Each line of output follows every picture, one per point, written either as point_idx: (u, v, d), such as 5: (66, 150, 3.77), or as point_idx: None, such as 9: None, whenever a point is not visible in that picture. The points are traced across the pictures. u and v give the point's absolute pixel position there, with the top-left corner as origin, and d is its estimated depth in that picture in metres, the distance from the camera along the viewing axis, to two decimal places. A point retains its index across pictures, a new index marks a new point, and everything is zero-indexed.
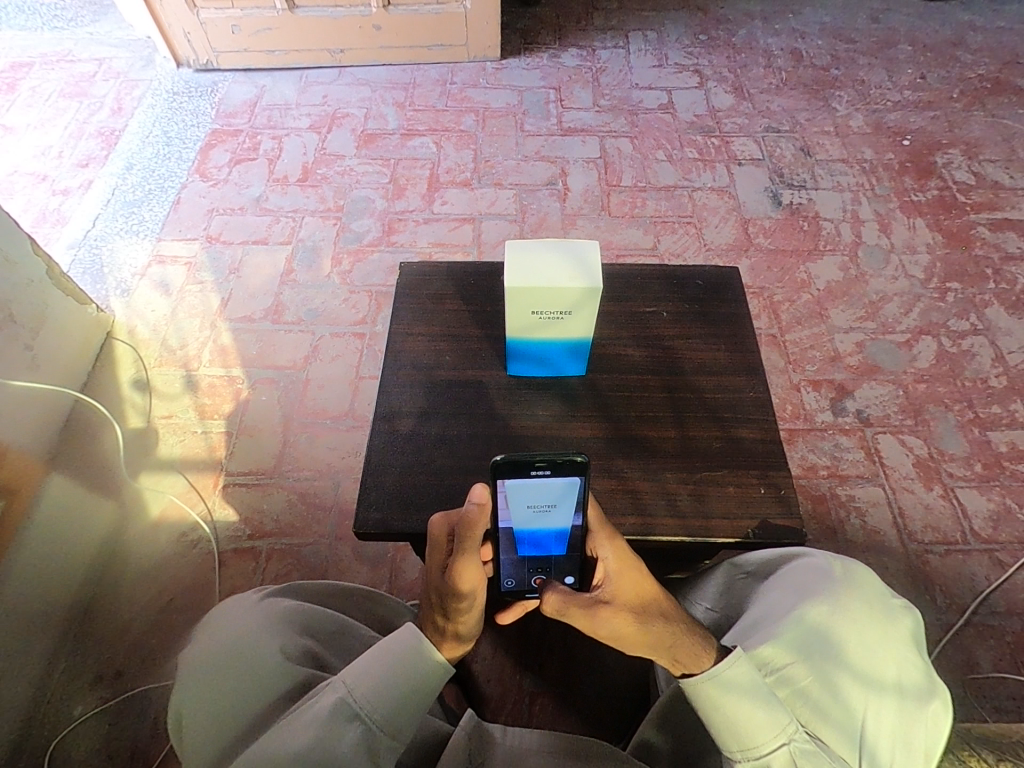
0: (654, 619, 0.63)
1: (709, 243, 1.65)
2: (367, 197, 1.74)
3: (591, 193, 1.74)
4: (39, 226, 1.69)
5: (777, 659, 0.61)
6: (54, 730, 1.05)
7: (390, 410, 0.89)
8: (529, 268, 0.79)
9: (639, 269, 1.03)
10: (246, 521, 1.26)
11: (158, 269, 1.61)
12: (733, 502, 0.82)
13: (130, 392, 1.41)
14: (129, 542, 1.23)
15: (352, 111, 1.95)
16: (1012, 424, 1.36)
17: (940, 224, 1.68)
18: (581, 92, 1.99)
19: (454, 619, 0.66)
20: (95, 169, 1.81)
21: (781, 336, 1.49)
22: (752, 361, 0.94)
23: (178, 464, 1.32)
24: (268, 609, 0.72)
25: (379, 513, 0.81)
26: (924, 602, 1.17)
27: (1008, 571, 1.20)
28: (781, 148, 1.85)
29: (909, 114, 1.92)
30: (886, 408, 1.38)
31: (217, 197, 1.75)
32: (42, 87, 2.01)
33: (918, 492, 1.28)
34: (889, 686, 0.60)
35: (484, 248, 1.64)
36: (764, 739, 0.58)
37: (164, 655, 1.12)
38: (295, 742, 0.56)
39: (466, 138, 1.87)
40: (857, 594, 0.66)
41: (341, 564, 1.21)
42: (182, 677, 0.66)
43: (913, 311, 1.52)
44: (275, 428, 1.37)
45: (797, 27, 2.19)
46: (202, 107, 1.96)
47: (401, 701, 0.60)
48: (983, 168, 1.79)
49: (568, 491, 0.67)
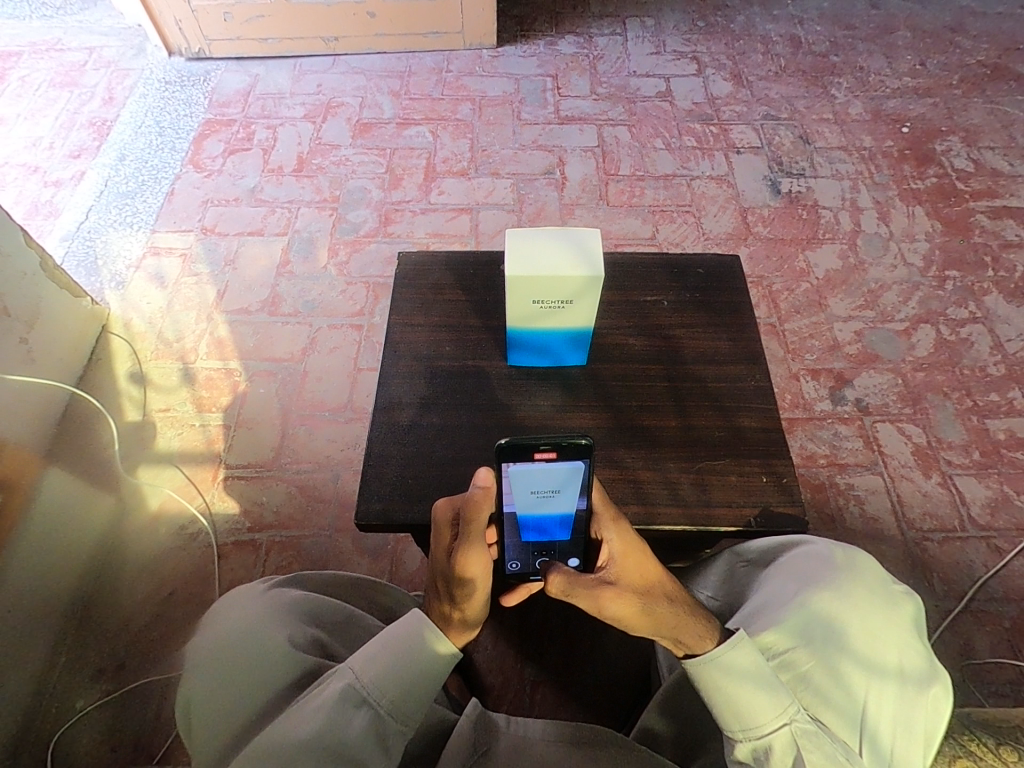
0: (658, 601, 0.64)
1: (708, 232, 1.65)
2: (363, 188, 1.73)
3: (589, 183, 1.73)
4: (31, 219, 1.67)
5: (779, 644, 0.62)
6: (55, 724, 1.05)
7: (389, 402, 0.88)
8: (530, 257, 0.78)
9: (640, 258, 1.02)
10: (245, 514, 1.26)
11: (153, 261, 1.60)
12: (735, 491, 0.82)
13: (126, 386, 1.40)
14: (129, 535, 1.23)
15: (347, 100, 1.93)
16: (1011, 412, 1.37)
17: (939, 212, 1.68)
18: (578, 79, 1.98)
19: (459, 605, 0.65)
20: (87, 160, 1.79)
21: (780, 325, 1.49)
22: (755, 349, 0.93)
23: (176, 457, 1.32)
24: (274, 598, 0.71)
25: (381, 503, 0.81)
26: (923, 589, 1.17)
27: (1007, 557, 1.20)
28: (780, 136, 1.84)
29: (908, 101, 1.91)
30: (886, 397, 1.38)
31: (211, 188, 1.73)
32: (31, 77, 1.98)
33: (918, 481, 1.29)
34: (888, 669, 0.60)
35: (481, 239, 1.63)
36: (766, 720, 0.58)
37: (165, 647, 1.12)
38: (303, 728, 0.56)
39: (463, 127, 1.85)
40: (858, 581, 0.66)
41: (342, 555, 1.21)
42: (190, 668, 0.66)
43: (912, 300, 1.52)
44: (274, 420, 1.36)
45: (796, 13, 2.17)
46: (194, 97, 1.94)
47: (409, 687, 0.60)
48: (982, 155, 1.79)
49: (573, 474, 0.67)
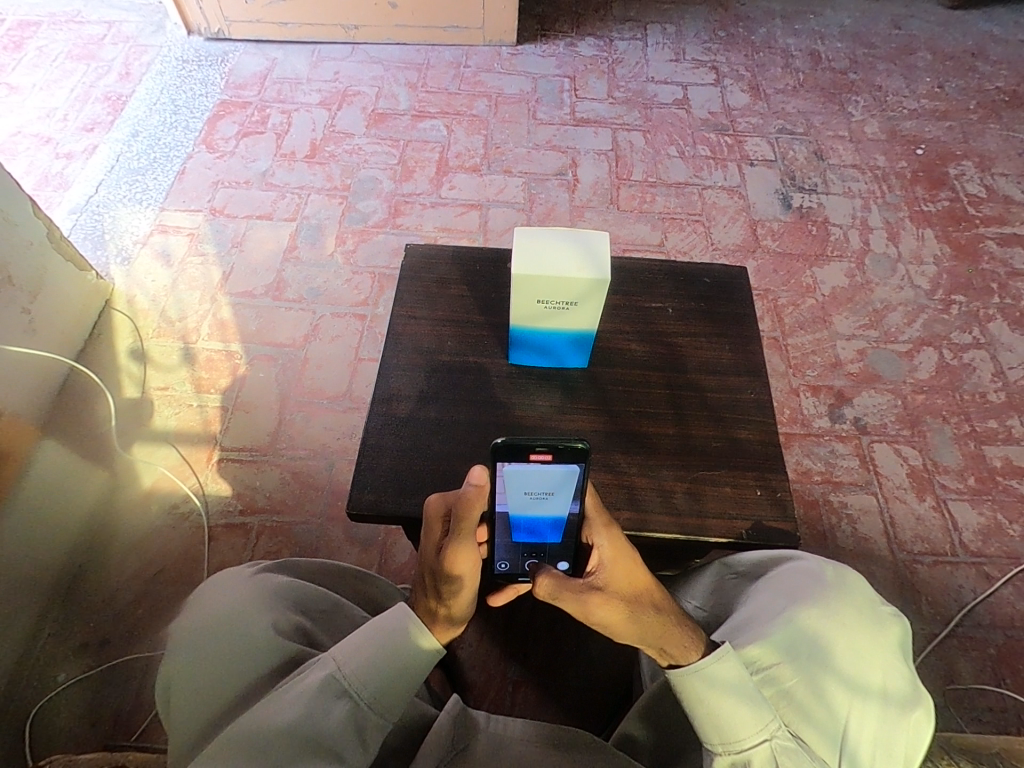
0: (645, 609, 0.63)
1: (717, 242, 1.64)
2: (374, 178, 1.72)
3: (600, 186, 1.73)
4: (41, 189, 1.66)
5: (763, 659, 0.62)
6: (35, 696, 1.05)
7: (388, 393, 0.88)
8: (537, 256, 0.79)
9: (648, 264, 1.02)
10: (237, 496, 1.26)
11: (160, 238, 1.60)
12: (728, 503, 0.82)
13: (126, 362, 1.40)
14: (120, 512, 1.23)
15: (363, 90, 1.92)
16: (1008, 440, 1.37)
17: (948, 236, 1.68)
18: (596, 82, 1.97)
19: (446, 601, 0.65)
20: (100, 133, 1.79)
21: (783, 340, 1.49)
22: (757, 362, 0.93)
23: (172, 436, 1.32)
24: (260, 582, 0.71)
25: (373, 494, 0.81)
26: (910, 611, 1.17)
27: (995, 585, 1.20)
28: (795, 150, 1.84)
29: (925, 123, 1.91)
30: (884, 417, 1.38)
31: (222, 170, 1.73)
32: (48, 48, 1.98)
33: (911, 503, 1.29)
34: (871, 689, 0.60)
35: (490, 236, 1.62)
36: (747, 735, 0.58)
37: (150, 625, 1.12)
38: (282, 715, 0.56)
39: (478, 123, 1.85)
40: (847, 600, 0.66)
41: (332, 544, 1.21)
42: (174, 646, 0.66)
43: (916, 322, 1.52)
44: (272, 405, 1.36)
45: (817, 29, 2.17)
46: (211, 77, 1.94)
47: (390, 680, 0.60)
48: (995, 181, 1.78)
49: (567, 477, 0.67)
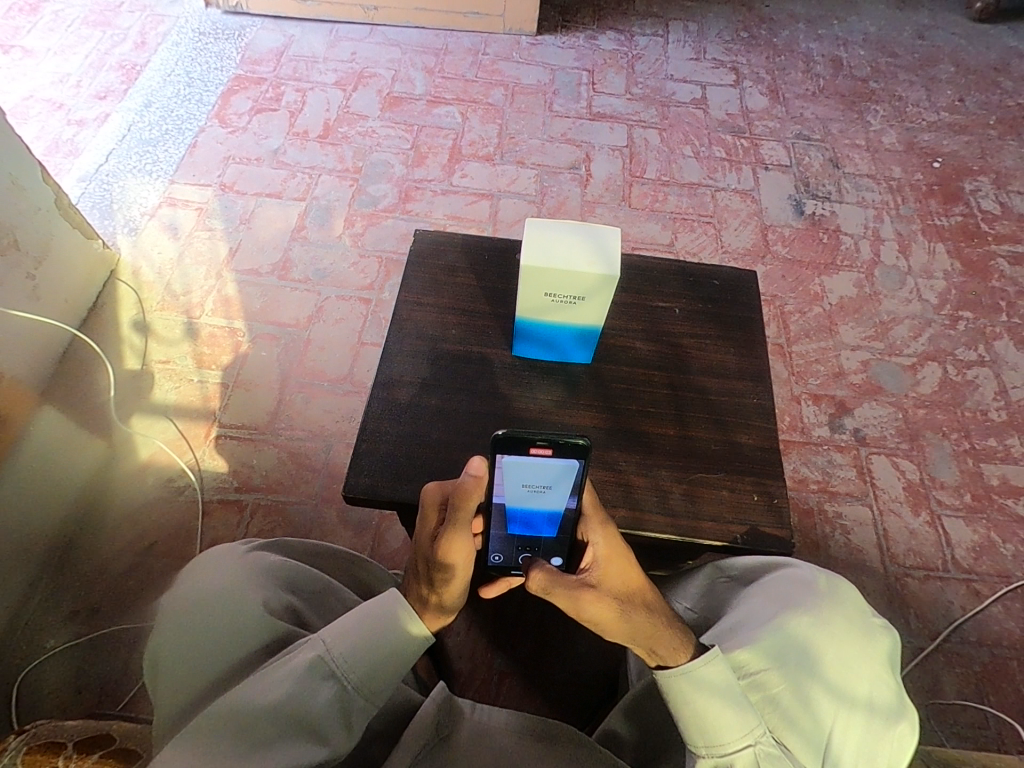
0: (637, 609, 0.63)
1: (726, 245, 1.64)
2: (386, 162, 1.71)
3: (613, 182, 1.72)
4: (51, 155, 1.65)
5: (752, 664, 0.61)
6: (23, 661, 1.05)
7: (389, 379, 0.88)
8: (547, 248, 0.78)
9: (658, 263, 1.02)
10: (234, 473, 1.26)
11: (169, 211, 1.59)
12: (725, 507, 0.82)
13: (128, 333, 1.40)
14: (115, 482, 1.22)
15: (380, 72, 1.91)
16: (1007, 459, 1.36)
17: (959, 252, 1.67)
18: (614, 77, 1.96)
19: (437, 590, 0.65)
20: (113, 102, 1.78)
21: (788, 347, 1.48)
22: (761, 367, 0.93)
23: (171, 409, 1.31)
24: (252, 560, 0.70)
25: (370, 478, 0.81)
26: (898, 624, 1.17)
27: (984, 602, 1.20)
28: (810, 157, 1.83)
29: (943, 136, 1.90)
30: (884, 430, 1.38)
31: (233, 145, 1.72)
32: (65, 13, 1.96)
33: (906, 517, 1.29)
34: (857, 701, 0.61)
35: (499, 226, 1.62)
36: (731, 739, 0.59)
37: (141, 596, 1.12)
38: (268, 695, 0.56)
39: (493, 111, 1.84)
40: (837, 609, 0.66)
41: (325, 526, 1.21)
42: (162, 621, 0.66)
43: (922, 336, 1.52)
44: (273, 385, 1.36)
45: (840, 35, 2.15)
46: (227, 51, 1.92)
47: (378, 664, 0.60)
48: (1010, 199, 1.77)
49: (566, 472, 0.66)
